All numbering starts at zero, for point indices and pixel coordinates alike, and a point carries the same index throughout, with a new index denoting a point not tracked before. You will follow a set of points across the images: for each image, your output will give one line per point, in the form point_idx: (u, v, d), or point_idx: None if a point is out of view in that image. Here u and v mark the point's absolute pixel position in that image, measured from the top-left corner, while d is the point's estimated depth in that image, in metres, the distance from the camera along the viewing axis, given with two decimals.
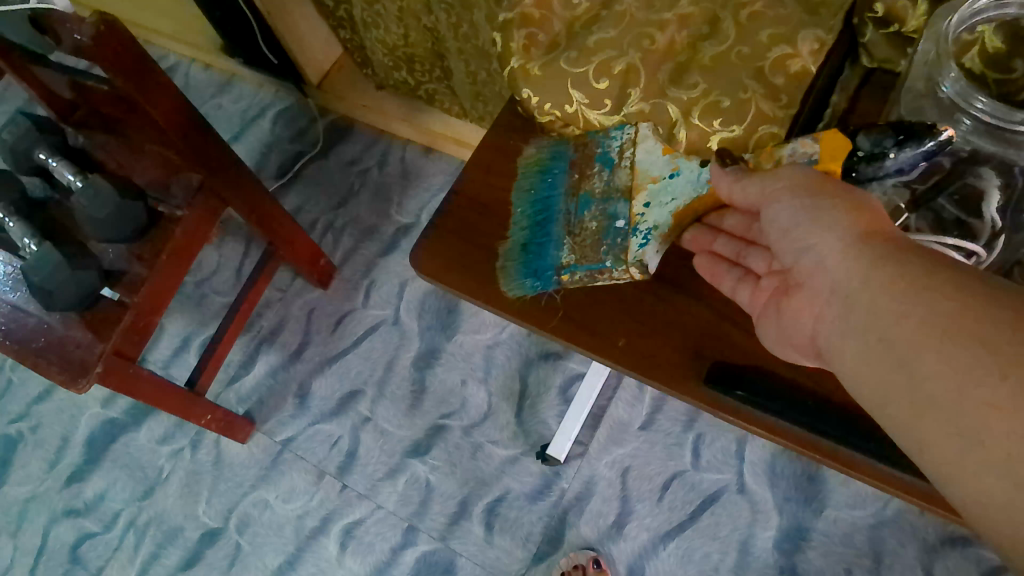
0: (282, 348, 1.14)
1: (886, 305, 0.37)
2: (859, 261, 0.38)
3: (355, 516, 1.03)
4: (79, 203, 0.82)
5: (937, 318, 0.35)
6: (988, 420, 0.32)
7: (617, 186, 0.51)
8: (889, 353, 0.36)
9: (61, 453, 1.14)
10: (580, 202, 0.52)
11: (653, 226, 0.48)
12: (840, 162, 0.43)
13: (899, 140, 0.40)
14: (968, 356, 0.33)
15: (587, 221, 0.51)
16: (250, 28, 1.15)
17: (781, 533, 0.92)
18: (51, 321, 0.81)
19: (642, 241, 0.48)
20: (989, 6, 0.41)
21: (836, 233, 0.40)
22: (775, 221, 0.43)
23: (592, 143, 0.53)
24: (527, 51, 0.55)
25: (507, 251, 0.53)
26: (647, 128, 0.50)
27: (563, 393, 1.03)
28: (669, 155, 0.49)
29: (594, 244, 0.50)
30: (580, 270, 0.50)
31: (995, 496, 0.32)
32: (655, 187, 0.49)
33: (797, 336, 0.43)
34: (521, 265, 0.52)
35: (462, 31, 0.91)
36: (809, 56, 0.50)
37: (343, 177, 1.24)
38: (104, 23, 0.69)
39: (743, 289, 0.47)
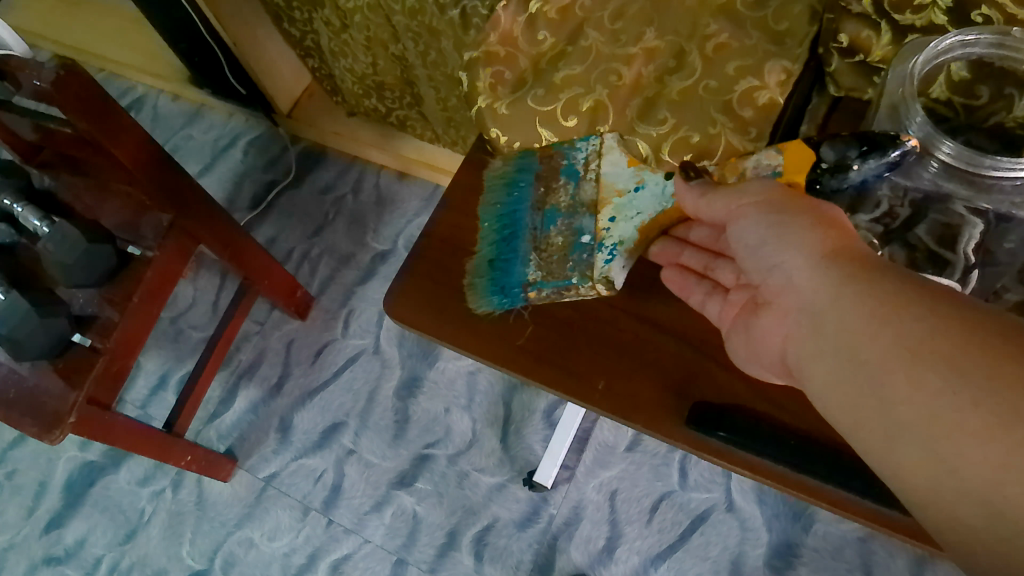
0: (261, 382, 1.12)
1: (857, 326, 0.36)
2: (827, 280, 0.37)
3: (341, 551, 1.01)
4: (44, 249, 0.79)
5: (909, 339, 0.34)
6: (961, 447, 0.31)
7: (582, 201, 0.50)
8: (862, 374, 0.35)
9: (39, 499, 1.11)
10: (546, 216, 0.51)
11: (619, 241, 0.49)
12: (804, 174, 0.43)
13: (863, 151, 0.40)
14: (939, 381, 0.32)
15: (553, 236, 0.51)
16: (217, 59, 1.14)
17: (771, 550, 0.92)
18: (22, 371, 0.79)
19: (609, 257, 0.49)
20: (954, 45, 0.42)
21: (803, 251, 0.39)
22: (742, 238, 0.42)
23: (558, 155, 0.52)
24: (494, 90, 0.54)
25: (475, 267, 0.53)
26: (613, 139, 0.50)
27: (548, 417, 1.03)
28: (634, 168, 0.50)
29: (560, 260, 0.50)
30: (548, 287, 0.50)
31: (973, 525, 0.32)
32: (620, 201, 0.49)
33: (768, 355, 0.42)
34: (488, 281, 0.52)
35: (430, 59, 0.90)
36: (776, 87, 0.49)
37: (317, 206, 1.22)
38: (65, 67, 0.69)
39: (712, 302, 0.47)
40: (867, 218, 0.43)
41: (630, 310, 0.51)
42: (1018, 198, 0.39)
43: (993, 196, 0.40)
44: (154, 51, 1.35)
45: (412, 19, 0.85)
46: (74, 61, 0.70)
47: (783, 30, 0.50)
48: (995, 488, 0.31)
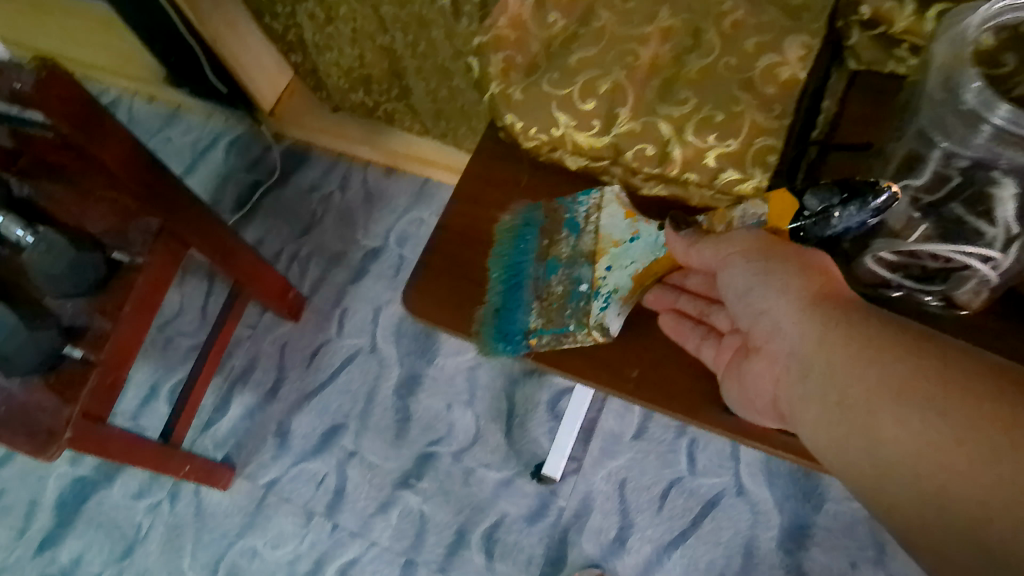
0: (255, 387, 1.10)
1: (842, 366, 0.35)
2: (813, 323, 0.37)
3: (349, 555, 0.99)
4: (28, 258, 0.75)
5: (892, 378, 0.34)
6: (947, 482, 0.32)
7: (582, 250, 0.52)
8: (849, 416, 0.35)
9: (29, 519, 1.07)
10: (549, 266, 0.53)
11: (614, 288, 0.50)
12: (786, 221, 0.44)
13: (844, 198, 0.42)
14: (921, 419, 0.33)
15: (553, 285, 0.52)
16: (196, 58, 1.11)
17: (783, 532, 0.92)
18: (11, 387, 0.75)
19: (603, 305, 0.49)
20: (1006, 9, 0.38)
21: (789, 295, 0.39)
22: (732, 285, 0.42)
23: (562, 208, 0.53)
24: (506, 75, 0.52)
25: (481, 313, 0.51)
26: (612, 192, 0.52)
27: (552, 409, 1.02)
28: (630, 219, 0.51)
29: (559, 308, 0.51)
30: (548, 333, 0.50)
31: (959, 559, 0.32)
32: (616, 251, 0.51)
33: (759, 400, 0.41)
34: (492, 329, 0.50)
35: (420, 50, 0.88)
36: (797, 62, 0.48)
37: (304, 205, 1.19)
38: (45, 68, 0.65)
39: (707, 346, 0.45)
40: (915, 185, 0.42)
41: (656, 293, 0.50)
42: None
43: None
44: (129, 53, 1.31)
45: (401, 9, 0.83)
46: (56, 61, 0.67)
47: (799, 4, 0.49)
48: (981, 524, 0.31)
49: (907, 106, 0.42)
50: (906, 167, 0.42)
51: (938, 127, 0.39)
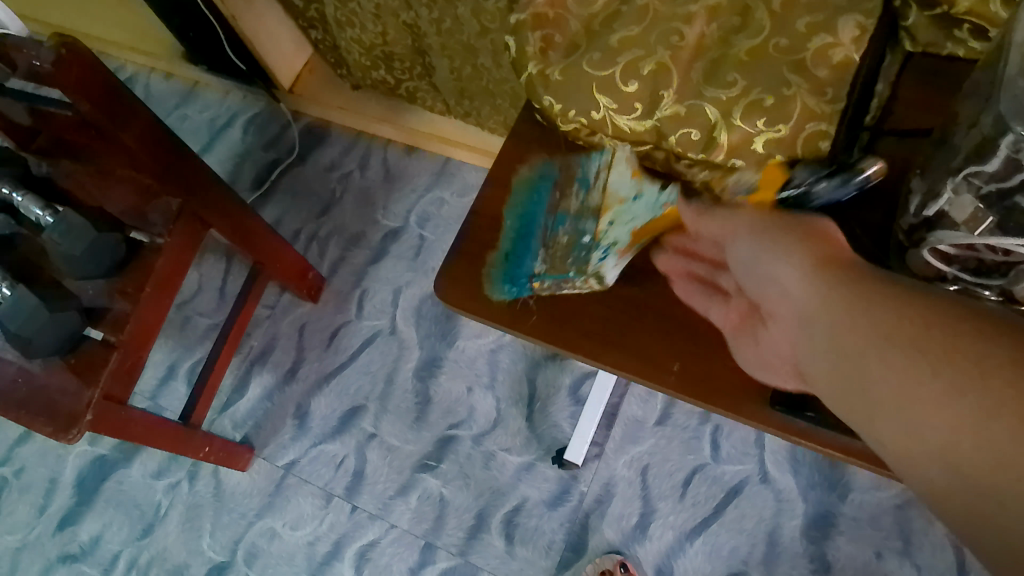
0: (275, 368, 1.09)
1: (839, 317, 0.35)
2: (813, 283, 0.37)
3: (368, 538, 0.99)
4: (49, 240, 0.73)
5: (884, 324, 0.33)
6: (931, 416, 0.31)
7: (589, 207, 0.52)
8: (846, 363, 0.34)
9: (50, 497, 1.08)
10: (557, 219, 0.53)
11: (614, 242, 0.49)
12: (774, 191, 0.45)
13: (829, 172, 0.44)
14: (910, 360, 0.32)
15: (560, 236, 0.52)
16: (214, 33, 1.09)
17: (808, 521, 0.91)
18: (30, 368, 0.75)
19: (602, 256, 0.49)
20: None
21: (795, 259, 0.38)
22: (738, 253, 0.42)
23: (575, 163, 0.53)
24: (545, 54, 0.50)
25: (493, 258, 0.52)
26: (625, 150, 0.50)
27: (573, 393, 1.01)
28: (635, 179, 0.50)
29: (564, 256, 0.51)
30: (550, 279, 0.50)
31: (949, 490, 0.30)
32: (620, 208, 0.50)
33: (770, 361, 0.40)
34: (500, 271, 0.51)
35: (444, 26, 0.86)
36: (851, 44, 0.45)
37: (323, 183, 1.18)
38: (64, 46, 0.64)
39: (715, 308, 0.44)
40: (985, 173, 0.39)
41: None
42: None
43: None
44: (147, 29, 1.30)
45: None
46: (76, 38, 0.65)
47: None
48: (962, 452, 0.30)
49: (986, 88, 0.40)
50: (975, 155, 0.40)
51: (1018, 114, 0.37)
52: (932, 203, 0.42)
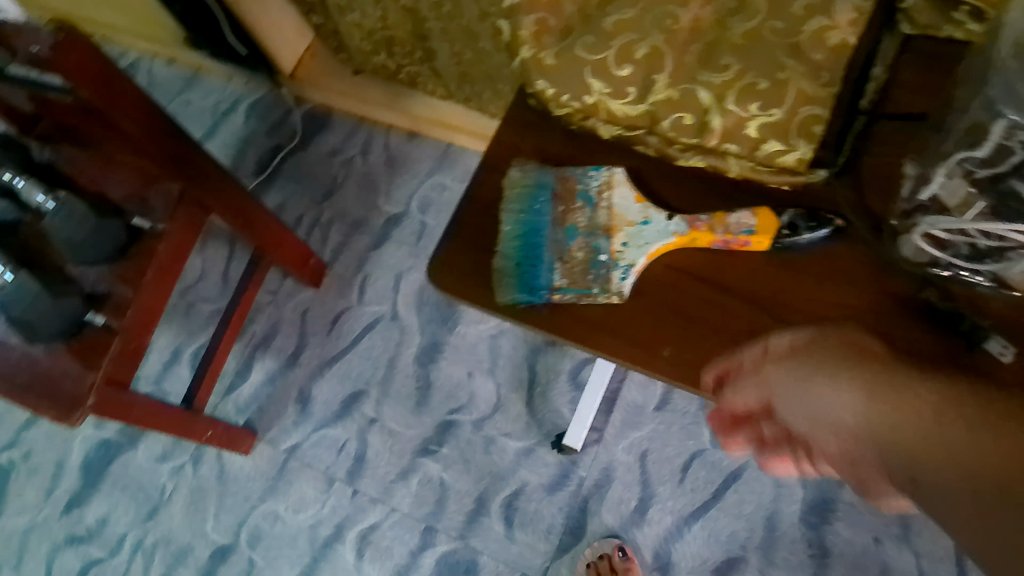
0: (277, 353, 1.10)
1: (912, 444, 0.35)
2: (869, 409, 0.37)
3: (369, 521, 1.00)
4: (50, 225, 0.74)
5: (962, 453, 0.33)
6: None
7: (599, 223, 0.48)
8: (930, 492, 0.34)
9: (57, 480, 1.09)
10: (567, 232, 0.48)
11: (633, 264, 0.46)
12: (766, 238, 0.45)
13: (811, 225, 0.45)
14: (998, 486, 0.32)
15: (574, 251, 0.47)
16: (216, 18, 1.09)
17: (806, 506, 0.91)
18: (35, 353, 0.74)
19: (625, 275, 0.46)
20: None
21: (844, 388, 0.38)
22: (785, 374, 0.41)
23: (574, 177, 0.49)
24: (539, 39, 0.49)
25: (501, 265, 0.48)
26: (623, 172, 0.48)
27: (574, 378, 1.01)
28: (642, 204, 0.48)
29: (582, 268, 0.47)
30: (571, 292, 0.46)
31: None
32: (632, 230, 0.47)
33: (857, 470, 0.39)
34: (514, 280, 0.47)
35: (444, 11, 0.85)
36: (848, 27, 0.45)
37: (325, 169, 1.18)
38: (63, 32, 0.64)
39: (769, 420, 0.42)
40: (974, 157, 0.39)
41: (696, 272, 0.47)
42: None
43: None
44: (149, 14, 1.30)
45: None
46: (73, 24, 0.65)
47: None
48: None
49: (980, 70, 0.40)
50: (968, 139, 0.40)
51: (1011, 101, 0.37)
52: (925, 187, 0.42)
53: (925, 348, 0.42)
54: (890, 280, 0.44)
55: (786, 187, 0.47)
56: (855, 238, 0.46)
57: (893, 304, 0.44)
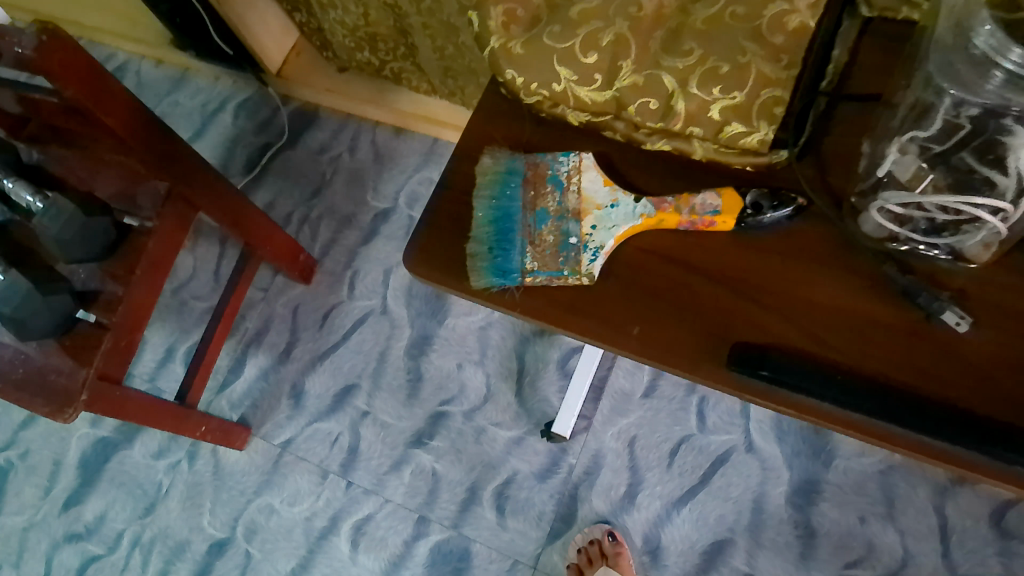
0: (270, 348, 1.11)
1: None
2: None
3: (363, 512, 1.01)
4: (40, 226, 0.74)
5: None
6: None
7: (568, 207, 0.49)
8: None
9: (55, 478, 1.10)
10: (538, 216, 0.49)
11: (602, 245, 0.47)
12: (732, 217, 0.46)
13: (774, 204, 0.46)
14: None
15: (545, 234, 0.48)
16: (202, 18, 1.10)
17: (793, 488, 0.92)
18: (27, 351, 0.76)
19: (593, 256, 0.47)
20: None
21: None
22: None
23: (543, 164, 0.50)
24: (507, 28, 0.50)
25: (474, 250, 0.49)
26: (591, 157, 0.49)
27: (562, 367, 1.02)
28: (610, 187, 0.49)
29: (552, 252, 0.48)
30: (542, 275, 0.48)
31: None
32: (600, 212, 0.48)
33: None
34: (487, 264, 0.48)
35: (425, 6, 0.86)
36: (807, 11, 0.46)
37: (314, 166, 1.19)
38: (46, 32, 0.64)
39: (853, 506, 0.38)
40: (924, 136, 0.41)
41: (662, 252, 0.48)
42: None
43: None
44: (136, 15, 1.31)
45: None
46: (55, 24, 0.66)
47: None
48: None
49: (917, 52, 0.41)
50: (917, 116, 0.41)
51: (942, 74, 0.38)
52: (882, 163, 0.43)
53: (885, 322, 0.43)
54: (854, 257, 0.45)
55: (749, 168, 0.47)
56: (817, 215, 0.46)
57: (857, 280, 0.45)
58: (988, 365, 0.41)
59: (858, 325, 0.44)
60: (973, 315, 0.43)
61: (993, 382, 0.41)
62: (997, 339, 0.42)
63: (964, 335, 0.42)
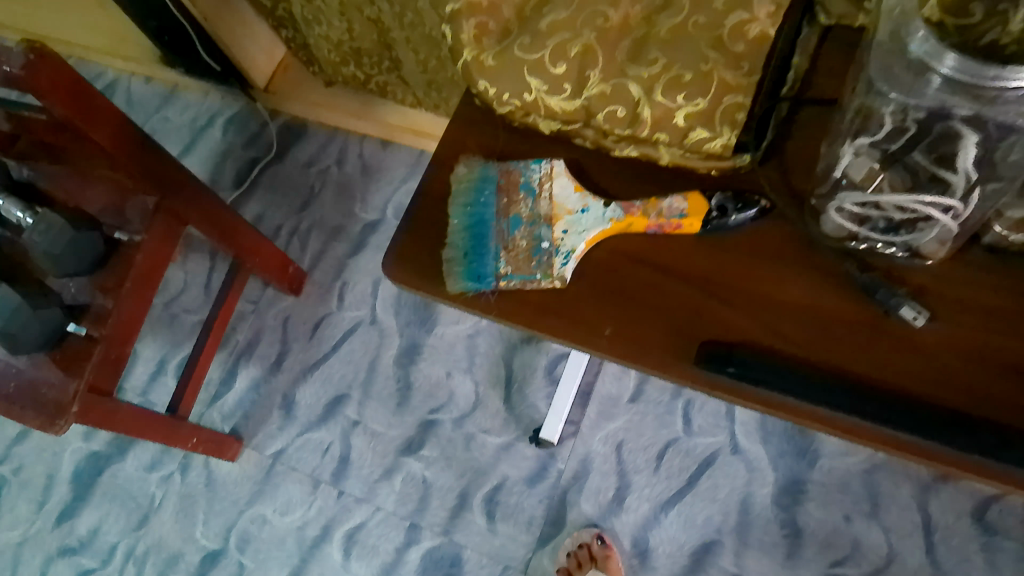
0: (260, 360, 1.12)
1: None
2: None
3: (355, 521, 1.02)
4: (29, 240, 0.76)
5: None
6: None
7: (540, 212, 0.50)
8: None
9: (48, 493, 1.11)
10: (511, 222, 0.50)
11: (573, 249, 0.49)
12: (697, 220, 0.48)
13: (738, 206, 0.47)
14: None
15: (518, 239, 0.50)
16: (189, 36, 1.12)
17: (778, 488, 0.93)
18: (18, 364, 0.76)
19: (565, 260, 0.49)
20: None
21: None
22: None
23: (516, 171, 0.52)
24: (479, 41, 0.52)
25: (451, 256, 0.51)
26: (562, 164, 0.51)
27: (550, 373, 1.03)
28: (580, 193, 0.50)
29: (525, 257, 0.49)
30: (516, 279, 0.49)
31: None
32: (570, 218, 0.49)
33: None
34: (463, 269, 0.50)
35: (407, 20, 0.88)
36: (767, 19, 0.48)
37: (302, 179, 1.20)
38: (33, 50, 0.66)
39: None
40: (868, 141, 0.43)
41: (632, 254, 0.49)
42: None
43: (997, 108, 0.35)
44: (125, 33, 1.33)
45: None
46: (42, 43, 0.67)
47: None
48: None
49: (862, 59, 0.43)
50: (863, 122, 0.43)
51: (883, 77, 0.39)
52: (838, 164, 0.44)
53: (847, 318, 0.45)
54: (816, 256, 0.47)
55: (714, 171, 0.49)
56: (781, 216, 0.48)
57: (821, 278, 0.46)
58: (946, 356, 0.43)
59: (822, 321, 0.45)
60: (931, 310, 0.44)
61: (950, 373, 0.43)
62: (954, 331, 0.44)
63: (922, 328, 0.44)
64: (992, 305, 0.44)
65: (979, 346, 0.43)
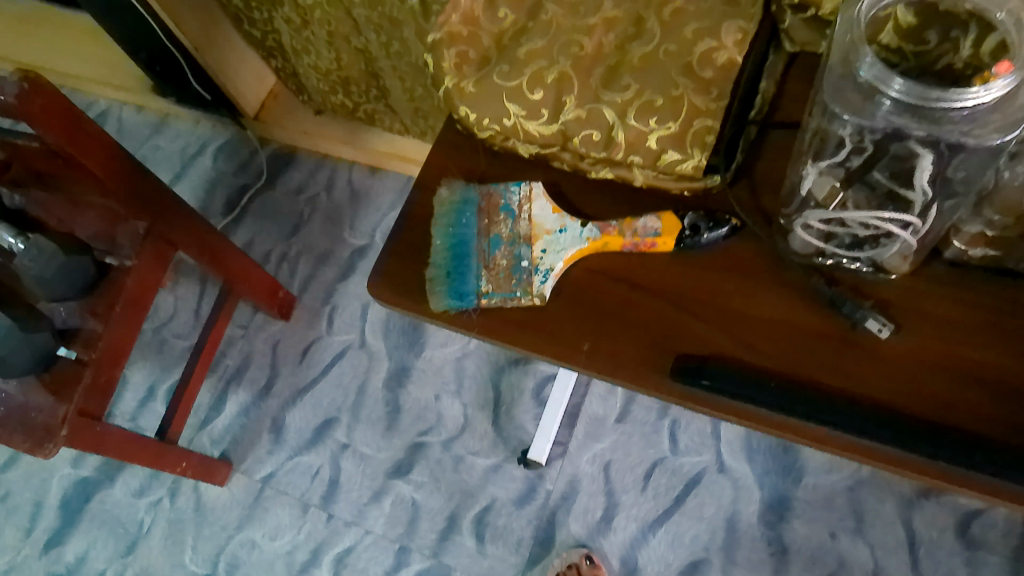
0: (250, 384, 1.13)
1: None
2: None
3: (344, 544, 1.02)
4: (22, 264, 0.76)
5: None
6: None
7: (519, 233, 0.52)
8: None
9: (36, 519, 1.10)
10: (491, 242, 0.52)
11: (551, 267, 0.50)
12: (671, 239, 0.49)
13: (710, 225, 0.49)
14: None
15: (498, 259, 0.52)
16: (180, 66, 1.14)
17: (764, 505, 0.94)
18: (8, 389, 0.77)
19: (544, 278, 0.50)
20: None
21: None
22: None
23: (496, 194, 0.54)
24: (460, 68, 0.54)
25: (433, 275, 0.52)
26: (540, 186, 0.53)
27: (537, 395, 1.04)
28: (558, 214, 0.52)
29: (505, 275, 0.51)
30: (496, 297, 0.51)
31: None
32: (549, 237, 0.51)
33: None
34: (445, 288, 0.51)
35: (393, 50, 0.91)
36: (734, 46, 0.50)
37: (292, 206, 1.22)
38: (28, 79, 0.67)
39: None
40: (829, 162, 0.44)
41: (608, 272, 0.51)
42: (968, 128, 0.37)
43: (944, 127, 0.37)
44: (116, 63, 1.35)
45: (372, 10, 0.85)
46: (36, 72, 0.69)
47: None
48: None
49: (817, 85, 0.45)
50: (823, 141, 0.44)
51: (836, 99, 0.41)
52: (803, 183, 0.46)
53: (815, 330, 0.46)
54: (785, 271, 0.48)
55: (686, 192, 0.51)
56: (750, 234, 0.50)
57: (790, 293, 0.48)
58: (910, 366, 0.45)
59: (792, 335, 0.47)
60: (895, 322, 0.46)
61: (916, 383, 0.44)
62: (918, 342, 0.45)
63: (886, 339, 0.46)
64: (953, 318, 0.46)
65: (942, 356, 0.45)
